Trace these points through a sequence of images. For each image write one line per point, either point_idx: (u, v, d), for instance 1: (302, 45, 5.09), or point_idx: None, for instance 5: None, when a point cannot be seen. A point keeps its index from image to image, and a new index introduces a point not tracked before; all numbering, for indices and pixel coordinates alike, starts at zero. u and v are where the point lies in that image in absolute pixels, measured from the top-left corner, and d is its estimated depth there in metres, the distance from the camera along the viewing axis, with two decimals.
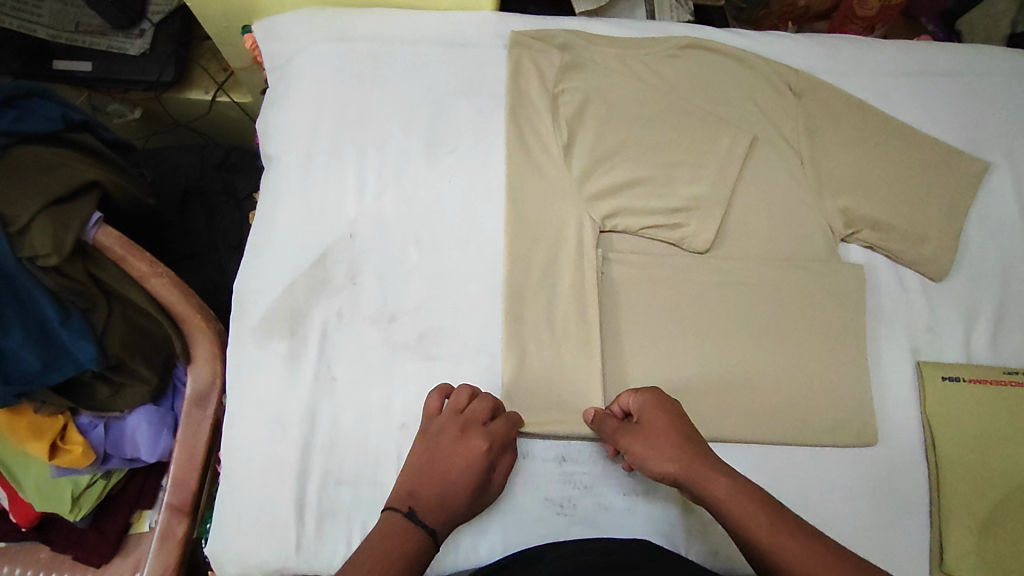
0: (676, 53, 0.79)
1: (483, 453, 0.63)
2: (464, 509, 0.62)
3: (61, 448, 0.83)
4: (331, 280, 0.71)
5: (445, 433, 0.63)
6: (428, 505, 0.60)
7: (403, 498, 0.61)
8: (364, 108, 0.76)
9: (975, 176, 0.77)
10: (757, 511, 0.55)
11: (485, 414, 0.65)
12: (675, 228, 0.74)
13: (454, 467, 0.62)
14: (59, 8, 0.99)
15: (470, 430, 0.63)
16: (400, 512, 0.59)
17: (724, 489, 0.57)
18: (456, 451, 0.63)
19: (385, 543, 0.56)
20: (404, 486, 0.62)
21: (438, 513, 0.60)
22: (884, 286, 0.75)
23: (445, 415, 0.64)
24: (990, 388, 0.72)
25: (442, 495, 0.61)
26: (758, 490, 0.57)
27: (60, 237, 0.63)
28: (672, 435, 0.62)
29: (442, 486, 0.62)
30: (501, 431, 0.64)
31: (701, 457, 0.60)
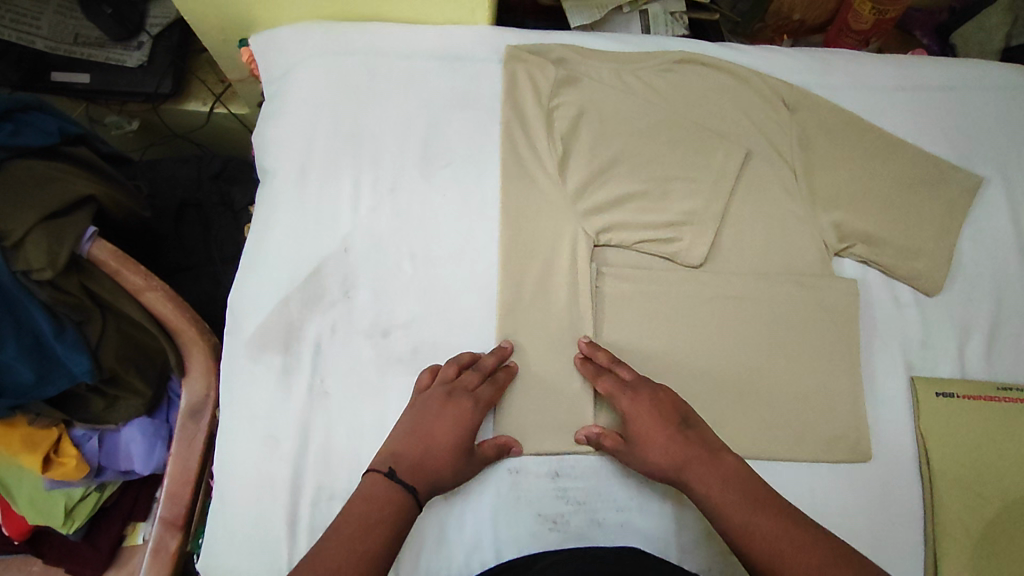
0: (671, 68, 0.80)
1: (469, 416, 0.64)
2: (449, 472, 0.62)
3: (55, 461, 0.83)
4: (325, 294, 0.71)
5: (433, 401, 0.64)
6: (411, 465, 0.61)
7: (385, 460, 0.61)
8: (360, 121, 0.76)
9: (969, 191, 0.77)
10: (744, 518, 0.56)
11: (474, 380, 0.66)
12: (669, 242, 0.74)
13: (441, 430, 0.63)
14: (58, 21, 0.99)
15: (457, 396, 0.64)
16: (380, 472, 0.59)
17: (714, 493, 0.58)
18: (443, 416, 0.63)
19: (366, 506, 0.57)
20: (388, 449, 0.62)
21: (419, 474, 0.60)
22: (879, 300, 0.75)
23: (434, 385, 0.66)
24: (985, 404, 0.71)
25: (426, 457, 0.61)
26: (746, 489, 0.58)
27: (54, 250, 0.63)
28: (661, 440, 0.62)
29: (426, 448, 0.62)
30: (487, 396, 0.66)
31: (693, 459, 0.61)
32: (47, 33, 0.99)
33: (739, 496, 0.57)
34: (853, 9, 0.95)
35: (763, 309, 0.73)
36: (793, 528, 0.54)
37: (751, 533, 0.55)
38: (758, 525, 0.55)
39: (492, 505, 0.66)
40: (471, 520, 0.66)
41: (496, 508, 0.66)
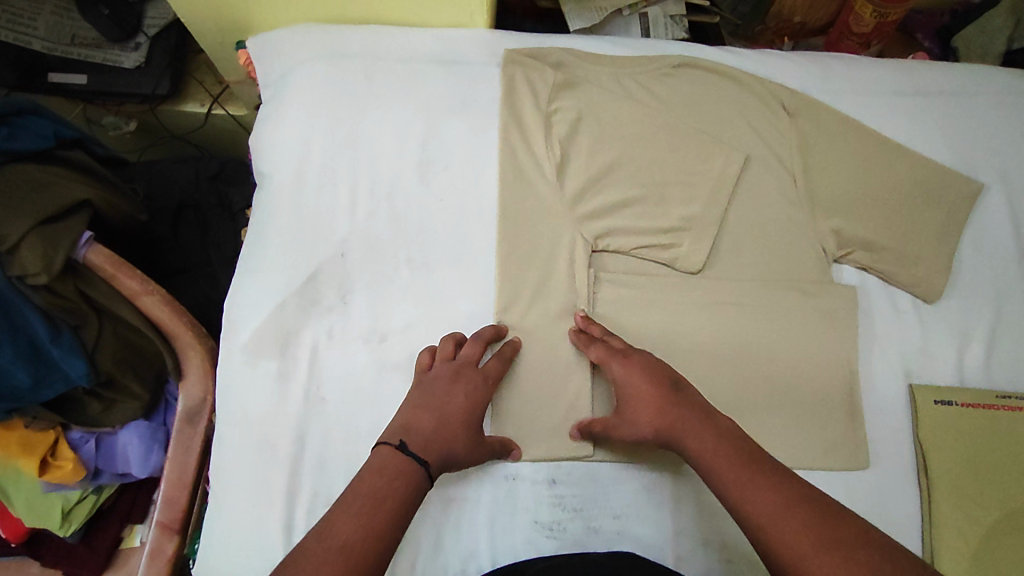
0: (670, 72, 0.79)
1: (478, 391, 0.64)
2: (462, 446, 0.61)
3: (52, 464, 0.83)
4: (321, 299, 0.71)
5: (441, 378, 0.64)
6: (424, 437, 0.59)
7: (396, 433, 0.60)
8: (357, 125, 0.76)
9: (968, 198, 0.77)
10: (730, 474, 0.54)
11: (477, 354, 0.66)
12: (667, 248, 0.74)
13: (453, 404, 0.63)
14: (55, 21, 0.99)
15: (465, 372, 0.65)
16: (392, 445, 0.58)
17: (704, 451, 0.57)
18: (452, 392, 0.63)
19: (377, 478, 0.55)
20: (397, 423, 0.61)
21: (431, 447, 0.59)
22: (878, 307, 0.75)
23: (438, 364, 0.65)
24: (983, 413, 0.71)
25: (439, 430, 0.60)
26: (734, 446, 0.56)
27: (49, 256, 0.63)
28: (650, 402, 0.61)
29: (439, 421, 0.61)
30: (495, 369, 0.66)
31: (681, 418, 0.59)
32: (43, 34, 0.98)
33: (727, 453, 0.56)
34: (855, 12, 0.94)
35: (762, 316, 0.72)
36: (781, 485, 0.52)
37: (742, 488, 0.53)
38: (749, 481, 0.53)
39: (488, 511, 0.66)
40: (467, 527, 0.65)
41: (492, 515, 0.66)
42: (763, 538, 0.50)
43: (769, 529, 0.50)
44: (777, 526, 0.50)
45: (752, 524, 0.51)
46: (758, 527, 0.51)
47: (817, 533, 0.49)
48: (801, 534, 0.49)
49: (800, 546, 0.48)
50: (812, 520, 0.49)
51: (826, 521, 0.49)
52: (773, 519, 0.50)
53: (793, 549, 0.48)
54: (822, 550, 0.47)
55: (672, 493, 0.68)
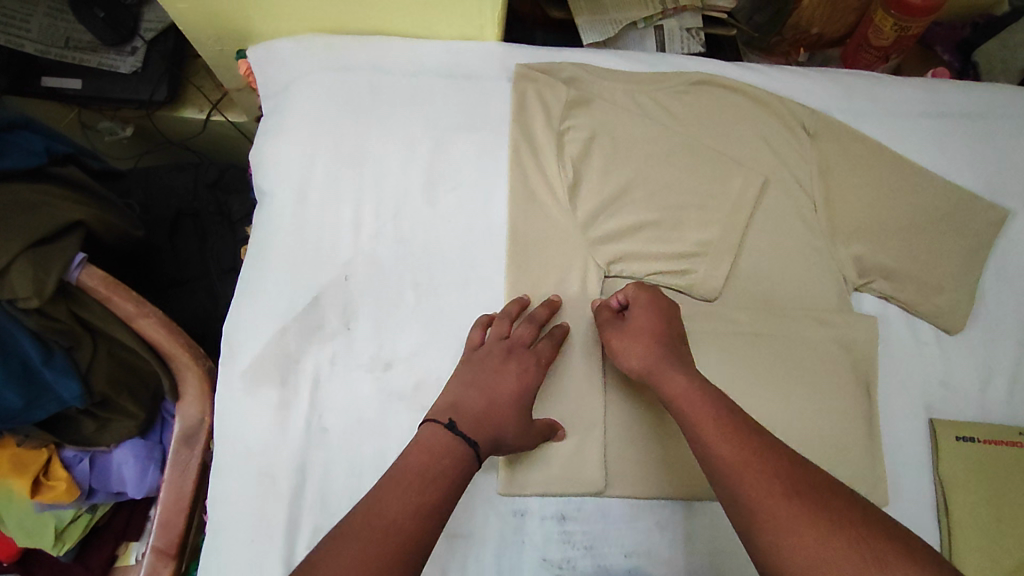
0: (686, 89, 0.77)
1: (531, 372, 0.63)
2: (512, 428, 0.60)
3: (44, 485, 0.80)
4: (324, 325, 0.68)
5: (492, 357, 0.62)
6: (473, 416, 0.57)
7: (444, 410, 0.58)
8: (362, 142, 0.73)
9: (992, 226, 0.75)
10: (698, 416, 0.54)
11: (529, 336, 0.65)
12: (682, 274, 0.71)
13: (504, 384, 0.61)
14: (49, 23, 0.95)
15: (518, 353, 0.63)
16: (440, 423, 0.56)
17: (681, 390, 0.57)
18: (504, 371, 0.61)
19: (424, 457, 0.54)
20: (446, 400, 0.59)
21: (481, 428, 0.57)
22: (898, 338, 0.73)
23: (490, 342, 0.64)
24: (1004, 450, 0.69)
25: (489, 409, 0.59)
26: (713, 393, 0.56)
27: (41, 279, 0.60)
28: (648, 336, 0.62)
29: (490, 400, 0.59)
30: (547, 351, 0.65)
31: (668, 358, 0.60)
32: (36, 36, 0.94)
33: (702, 398, 0.55)
34: (874, 24, 0.90)
35: (779, 345, 0.70)
36: (750, 434, 0.52)
37: (711, 430, 0.53)
38: (720, 424, 0.53)
39: (494, 547, 0.64)
40: (474, 565, 0.63)
41: (499, 553, 0.64)
42: (727, 477, 0.50)
43: (731, 472, 0.50)
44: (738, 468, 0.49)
45: (716, 463, 0.51)
46: (722, 466, 0.50)
47: (779, 479, 0.48)
48: (767, 473, 0.48)
49: (760, 488, 0.48)
50: (775, 469, 0.49)
51: (789, 471, 0.49)
52: (732, 461, 0.50)
53: (752, 491, 0.48)
54: (783, 492, 0.47)
55: (684, 530, 0.66)
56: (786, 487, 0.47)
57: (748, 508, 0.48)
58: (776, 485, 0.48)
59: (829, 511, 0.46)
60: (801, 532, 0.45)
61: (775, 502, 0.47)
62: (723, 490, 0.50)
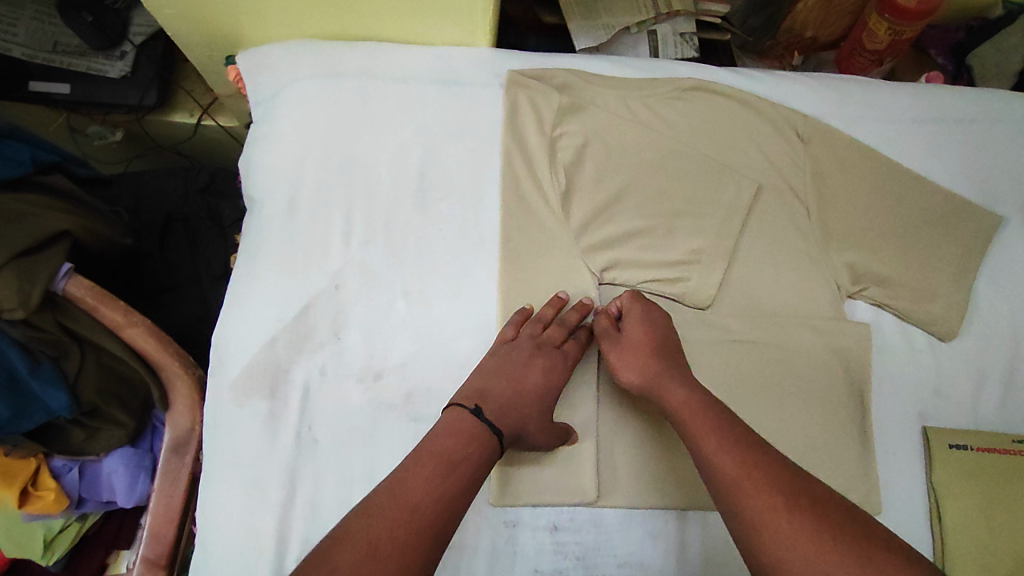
0: (679, 96, 0.76)
1: (557, 369, 0.64)
2: (533, 422, 0.62)
3: (33, 495, 0.79)
4: (315, 335, 0.67)
5: (522, 352, 0.63)
6: (498, 405, 0.60)
7: (471, 396, 0.60)
8: (352, 149, 0.73)
9: (985, 232, 0.74)
10: (700, 428, 0.54)
11: (560, 335, 0.65)
12: (676, 282, 0.71)
13: (532, 378, 0.62)
14: (36, 27, 0.93)
15: (547, 350, 0.64)
16: (467, 409, 0.58)
17: (682, 403, 0.57)
18: (533, 367, 0.63)
19: (451, 440, 0.56)
20: (473, 386, 0.61)
21: (505, 417, 0.59)
22: (891, 346, 0.72)
23: (522, 338, 0.64)
24: (997, 458, 0.69)
25: (514, 401, 0.61)
26: (714, 406, 0.56)
27: (26, 289, 0.60)
28: (646, 348, 0.62)
29: (515, 392, 0.61)
30: (574, 352, 0.66)
31: (669, 370, 0.60)
32: (23, 40, 0.93)
33: (704, 411, 0.56)
34: (868, 28, 0.89)
35: (773, 353, 0.70)
36: (751, 447, 0.52)
37: (712, 443, 0.53)
38: (720, 436, 0.53)
39: (485, 558, 0.63)
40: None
41: (491, 564, 0.63)
42: (731, 491, 0.49)
43: (732, 486, 0.49)
44: (740, 482, 0.49)
45: (720, 477, 0.51)
46: (724, 480, 0.50)
47: (781, 493, 0.48)
48: (771, 487, 0.48)
49: (761, 501, 0.47)
50: (777, 483, 0.48)
51: (791, 485, 0.48)
52: (734, 474, 0.50)
53: (754, 505, 0.47)
54: (785, 507, 0.46)
55: (677, 540, 0.65)
56: (791, 502, 0.47)
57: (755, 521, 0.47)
58: (781, 500, 0.47)
59: (836, 527, 0.45)
60: (803, 548, 0.44)
61: (777, 516, 0.46)
62: (725, 503, 0.50)
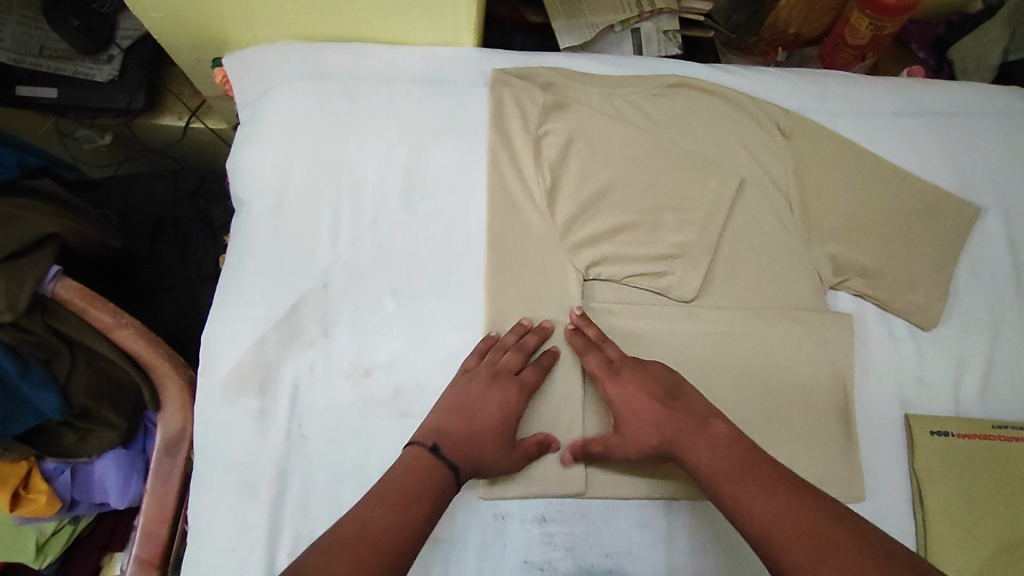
0: (663, 92, 0.77)
1: (513, 399, 0.63)
2: (492, 453, 0.61)
3: (24, 498, 0.79)
4: (303, 332, 0.68)
5: (478, 381, 0.63)
6: (455, 440, 0.60)
7: (429, 433, 0.60)
8: (339, 149, 0.73)
9: (964, 222, 0.76)
10: (728, 484, 0.55)
11: (517, 361, 0.65)
12: (660, 276, 0.72)
13: (487, 411, 0.62)
14: (22, 31, 0.94)
15: (503, 378, 0.64)
16: (423, 446, 0.59)
17: (705, 463, 0.57)
18: (488, 397, 0.63)
19: (409, 476, 0.56)
20: (430, 423, 0.62)
21: (462, 452, 0.59)
22: (874, 335, 0.73)
23: (479, 367, 0.65)
24: (977, 443, 0.70)
25: (470, 435, 0.61)
26: (739, 453, 0.56)
27: (13, 292, 0.60)
28: (648, 412, 0.61)
29: (471, 426, 0.61)
30: (533, 379, 0.65)
31: (680, 428, 0.59)
32: (9, 44, 0.93)
33: (726, 464, 0.56)
34: (850, 24, 0.91)
35: (757, 343, 0.71)
36: (782, 493, 0.52)
37: (741, 500, 0.53)
38: (745, 492, 0.53)
39: (474, 549, 0.64)
40: (455, 568, 0.63)
41: (481, 556, 0.64)
42: (769, 546, 0.50)
43: (771, 542, 0.50)
44: (779, 538, 0.50)
45: (756, 532, 0.52)
46: (761, 538, 0.51)
47: (817, 540, 0.49)
48: (798, 535, 0.49)
49: (801, 555, 0.48)
50: (811, 530, 0.49)
51: (825, 524, 0.49)
52: (770, 530, 0.51)
53: (792, 558, 0.49)
54: (822, 556, 0.48)
55: (664, 529, 0.66)
56: (818, 559, 0.48)
57: None
58: (809, 559, 0.48)
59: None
60: None
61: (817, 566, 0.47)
62: (767, 558, 0.51)
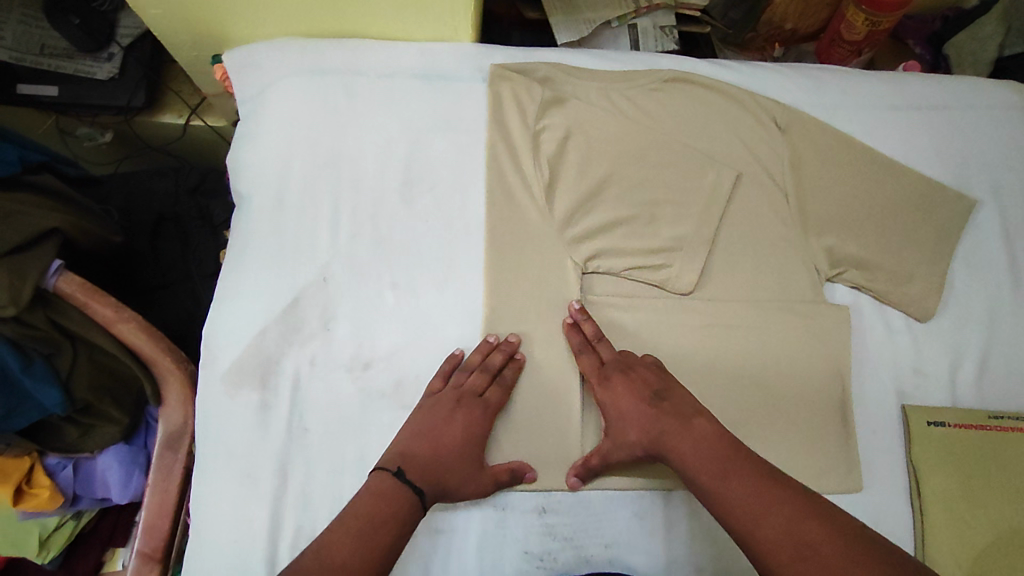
0: (660, 87, 0.78)
1: (477, 422, 0.64)
2: (458, 475, 0.62)
3: (27, 492, 0.79)
4: (304, 326, 0.68)
5: (443, 405, 0.64)
6: (420, 464, 0.61)
7: (393, 458, 0.61)
8: (339, 145, 0.74)
9: (959, 214, 0.76)
10: (711, 481, 0.56)
11: (482, 383, 0.65)
12: (658, 269, 0.73)
13: (451, 435, 0.63)
14: (23, 30, 0.94)
15: (467, 401, 0.64)
16: (389, 470, 0.60)
17: (690, 460, 0.58)
18: (452, 421, 0.63)
19: (375, 501, 0.57)
20: (395, 448, 0.62)
21: (427, 476, 0.60)
22: (871, 327, 0.74)
23: (444, 390, 0.65)
24: (974, 433, 0.71)
25: (434, 459, 0.61)
26: (722, 449, 0.58)
27: (16, 286, 0.60)
28: (636, 414, 0.63)
29: (435, 451, 0.62)
30: (497, 400, 0.66)
31: (666, 429, 0.61)
32: (10, 43, 0.94)
33: (709, 461, 0.57)
34: (846, 19, 0.91)
35: (754, 336, 0.71)
36: (761, 488, 0.54)
37: (722, 496, 0.55)
38: (726, 487, 0.55)
39: (475, 540, 0.64)
40: (455, 558, 0.64)
41: (481, 547, 0.64)
42: (749, 539, 0.52)
43: (751, 535, 0.52)
44: (759, 531, 0.52)
45: (738, 525, 0.53)
46: (741, 531, 0.53)
47: (795, 533, 0.50)
48: (776, 528, 0.51)
49: (778, 548, 0.50)
50: (788, 523, 0.51)
51: (802, 517, 0.51)
52: (750, 525, 0.52)
53: (771, 550, 0.50)
54: (799, 548, 0.49)
55: (662, 519, 0.66)
56: (793, 555, 0.49)
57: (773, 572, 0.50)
58: (784, 555, 0.50)
59: (837, 572, 0.47)
60: None
61: (794, 557, 0.49)
62: (748, 550, 0.52)
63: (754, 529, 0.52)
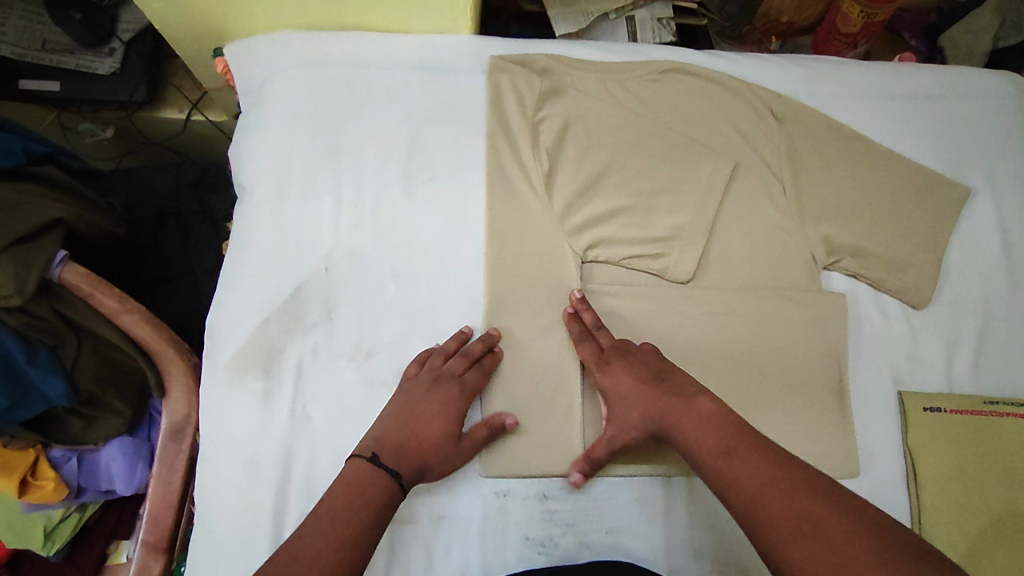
0: (657, 77, 0.78)
1: (454, 403, 0.64)
2: (436, 455, 0.62)
3: (33, 484, 0.80)
4: (306, 315, 0.69)
5: (419, 387, 0.64)
6: (395, 446, 0.60)
7: (369, 444, 0.61)
8: (340, 137, 0.74)
9: (954, 203, 0.77)
10: (714, 460, 0.56)
11: (460, 365, 0.66)
12: (657, 257, 0.73)
13: (428, 414, 0.63)
14: (24, 25, 0.95)
15: (443, 382, 0.65)
16: (362, 457, 0.59)
17: (693, 442, 0.59)
18: (430, 402, 0.64)
19: (349, 492, 0.56)
20: (372, 433, 0.62)
21: (402, 457, 0.60)
22: (867, 315, 0.75)
23: (421, 373, 0.66)
24: (971, 418, 0.71)
25: (410, 438, 0.61)
26: (724, 428, 0.58)
27: (22, 276, 0.61)
28: (640, 395, 0.63)
29: (411, 431, 0.62)
30: (475, 381, 0.66)
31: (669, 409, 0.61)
32: (12, 39, 0.95)
33: (710, 441, 0.57)
34: (841, 12, 0.92)
35: (752, 323, 0.72)
36: (762, 466, 0.54)
37: (724, 475, 0.55)
38: (728, 466, 0.55)
39: (476, 526, 0.65)
40: (458, 544, 0.65)
41: (483, 533, 0.65)
42: (751, 518, 0.52)
43: (753, 513, 0.52)
44: (760, 510, 0.52)
45: (739, 503, 0.54)
46: (744, 510, 0.53)
47: (798, 512, 0.50)
48: (779, 507, 0.51)
49: (782, 526, 0.50)
50: (791, 502, 0.51)
51: (804, 495, 0.51)
52: (751, 504, 0.52)
53: (772, 529, 0.50)
54: (802, 526, 0.49)
55: (662, 506, 0.67)
56: (796, 533, 0.49)
57: (775, 550, 0.50)
58: (787, 532, 0.50)
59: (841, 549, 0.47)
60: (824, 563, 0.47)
61: (795, 535, 0.49)
62: (751, 530, 0.52)
63: (756, 508, 0.52)
